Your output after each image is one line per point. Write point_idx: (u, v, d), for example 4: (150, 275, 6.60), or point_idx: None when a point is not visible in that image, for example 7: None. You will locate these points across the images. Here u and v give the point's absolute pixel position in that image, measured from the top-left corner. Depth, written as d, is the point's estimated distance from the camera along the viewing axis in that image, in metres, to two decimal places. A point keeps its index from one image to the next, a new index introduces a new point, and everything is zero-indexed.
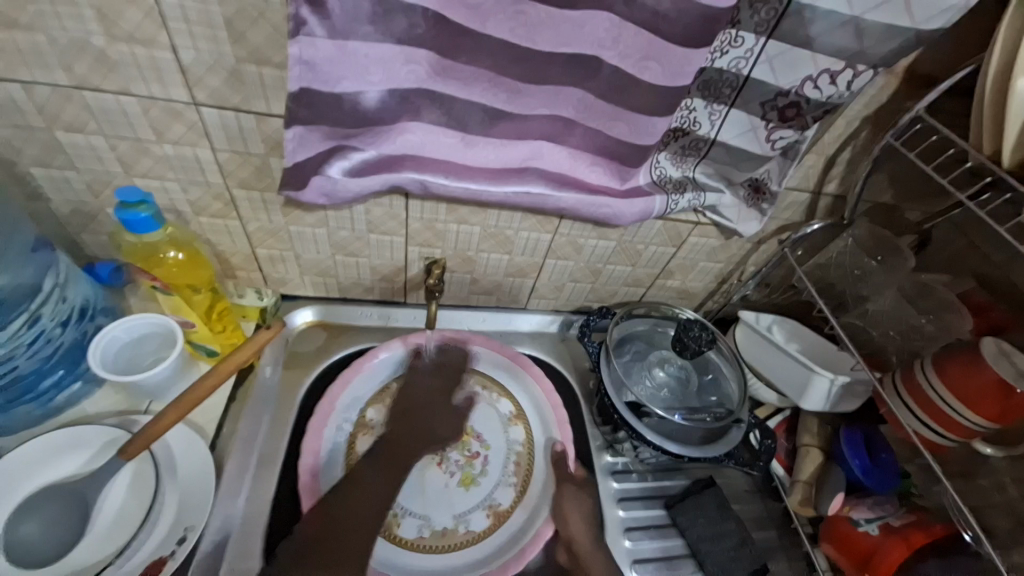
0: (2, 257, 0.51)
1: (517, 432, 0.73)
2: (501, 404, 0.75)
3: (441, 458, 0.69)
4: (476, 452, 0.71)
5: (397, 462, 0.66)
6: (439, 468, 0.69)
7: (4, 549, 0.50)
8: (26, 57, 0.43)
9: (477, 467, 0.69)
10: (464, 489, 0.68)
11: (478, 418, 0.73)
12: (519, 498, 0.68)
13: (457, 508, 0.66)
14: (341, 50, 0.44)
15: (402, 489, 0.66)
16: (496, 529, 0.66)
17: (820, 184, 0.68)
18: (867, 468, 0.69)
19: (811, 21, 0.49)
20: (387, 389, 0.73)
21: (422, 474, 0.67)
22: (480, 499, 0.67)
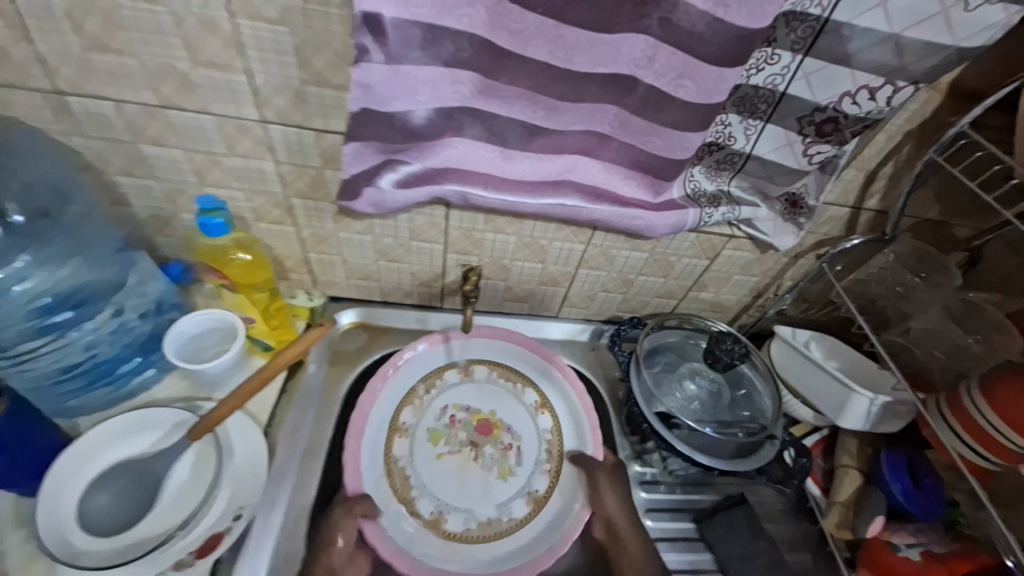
0: (95, 254, 0.58)
1: (546, 420, 0.75)
2: (528, 395, 0.77)
3: (475, 454, 0.71)
4: (508, 443, 0.72)
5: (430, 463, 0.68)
6: (476, 463, 0.70)
7: (79, 522, 0.55)
8: (123, 80, 0.49)
9: (511, 457, 0.72)
10: (503, 481, 0.70)
11: (506, 411, 0.75)
12: (553, 485, 0.71)
13: (500, 498, 0.69)
14: (394, 73, 0.47)
15: (444, 486, 0.68)
16: (536, 514, 0.69)
17: (860, 199, 0.67)
18: (910, 493, 0.67)
19: (850, 38, 0.50)
20: (414, 391, 0.74)
21: (461, 470, 0.69)
22: (520, 487, 0.70)
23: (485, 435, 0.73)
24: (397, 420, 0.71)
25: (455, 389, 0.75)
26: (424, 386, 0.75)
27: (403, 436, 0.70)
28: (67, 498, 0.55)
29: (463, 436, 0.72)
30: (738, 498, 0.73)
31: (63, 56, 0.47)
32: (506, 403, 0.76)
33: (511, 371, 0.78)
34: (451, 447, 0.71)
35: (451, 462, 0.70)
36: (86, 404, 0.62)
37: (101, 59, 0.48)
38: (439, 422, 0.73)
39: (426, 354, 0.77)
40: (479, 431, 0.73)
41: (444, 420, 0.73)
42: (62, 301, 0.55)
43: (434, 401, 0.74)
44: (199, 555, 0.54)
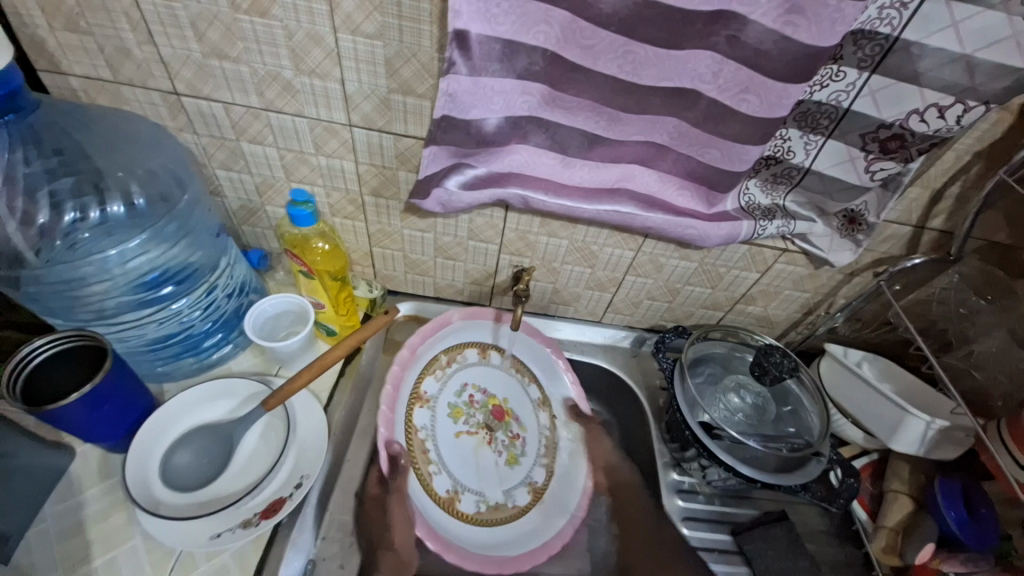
0: (197, 237, 0.65)
1: (545, 416, 0.79)
2: (531, 389, 0.80)
3: (490, 438, 0.75)
4: (516, 432, 0.77)
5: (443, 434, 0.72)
6: (489, 447, 0.74)
7: (165, 474, 0.61)
8: (233, 84, 0.56)
9: (518, 446, 0.76)
10: (510, 467, 0.74)
11: (516, 402, 0.79)
12: (552, 475, 0.76)
13: (506, 483, 0.73)
14: (474, 84, 0.51)
15: (460, 466, 0.72)
16: (535, 503, 0.73)
17: (923, 219, 0.66)
18: (964, 521, 0.64)
19: (919, 57, 0.50)
20: (437, 361, 0.75)
21: (476, 452, 0.73)
22: (523, 476, 0.74)
23: (499, 420, 0.76)
24: (420, 389, 0.72)
25: (471, 368, 0.78)
26: (449, 358, 0.76)
27: (425, 405, 0.72)
28: (154, 454, 0.61)
29: (480, 417, 0.76)
30: (780, 514, 0.75)
31: (187, 62, 0.54)
32: (516, 393, 0.79)
33: (518, 360, 0.81)
34: (467, 425, 0.74)
35: (468, 441, 0.74)
36: (174, 372, 0.68)
37: (216, 64, 0.54)
38: (458, 399, 0.75)
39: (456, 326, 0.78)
40: (493, 415, 0.76)
41: (464, 398, 0.76)
42: (168, 276, 0.62)
43: (456, 375, 0.76)
44: (265, 516, 0.59)
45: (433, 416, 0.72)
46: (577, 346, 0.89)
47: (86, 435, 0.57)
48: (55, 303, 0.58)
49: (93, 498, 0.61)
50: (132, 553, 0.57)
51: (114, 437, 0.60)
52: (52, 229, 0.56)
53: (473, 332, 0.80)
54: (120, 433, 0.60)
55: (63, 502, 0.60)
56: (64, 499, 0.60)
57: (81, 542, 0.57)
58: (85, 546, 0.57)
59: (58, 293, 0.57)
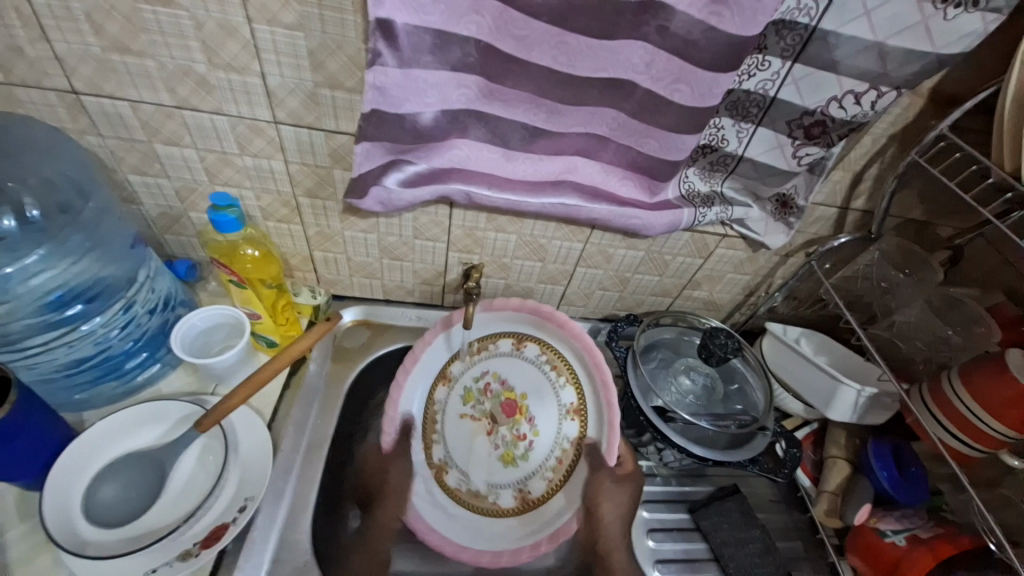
0: (108, 249, 0.59)
1: (570, 428, 0.74)
2: (565, 394, 0.75)
3: (492, 429, 0.73)
4: (524, 433, 0.73)
5: (452, 414, 0.74)
6: (489, 437, 0.73)
7: (87, 509, 0.55)
8: (138, 80, 0.51)
9: (521, 447, 0.73)
10: (503, 465, 0.72)
11: (537, 401, 0.75)
12: (550, 493, 0.71)
13: (494, 477, 0.72)
14: (406, 76, 0.49)
15: (456, 443, 0.73)
16: (517, 510, 0.71)
17: (847, 200, 0.70)
18: (895, 480, 0.69)
19: (836, 46, 0.53)
20: (470, 346, 0.76)
21: (474, 438, 0.73)
22: (514, 480, 0.72)
23: (509, 416, 0.74)
24: (448, 368, 0.76)
25: (502, 357, 0.76)
26: (484, 340, 0.77)
27: (447, 384, 0.75)
28: (75, 488, 0.56)
29: (489, 407, 0.74)
30: (733, 488, 0.77)
31: (83, 56, 0.49)
32: (542, 395, 0.75)
33: (561, 361, 0.76)
34: (475, 410, 0.74)
35: (469, 425, 0.74)
36: (94, 399, 0.63)
37: (118, 59, 0.49)
38: (475, 384, 0.75)
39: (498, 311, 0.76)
40: (503, 409, 0.74)
41: (481, 384, 0.75)
42: (75, 294, 0.57)
43: (483, 361, 0.76)
44: (205, 546, 0.55)
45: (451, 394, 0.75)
46: None
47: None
48: None
49: (12, 542, 0.54)
50: None
51: (31, 473, 0.54)
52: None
53: (515, 323, 0.77)
54: (35, 470, 0.54)
55: None
56: None
57: None
58: None
59: None
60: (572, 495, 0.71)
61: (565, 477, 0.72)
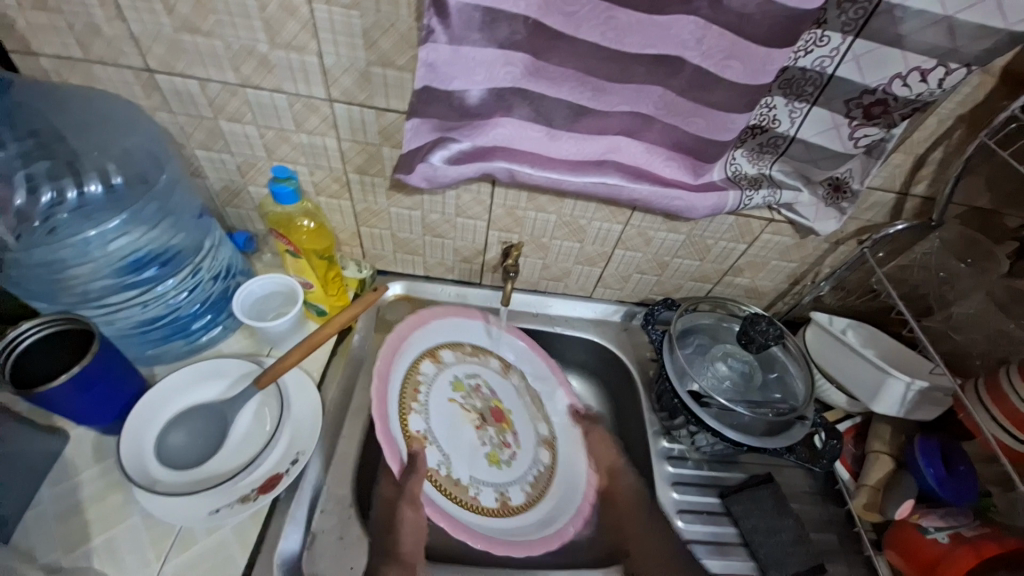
0: (180, 220, 0.64)
1: (546, 455, 0.78)
2: (542, 426, 0.80)
3: (480, 424, 0.75)
4: (509, 442, 0.76)
5: (439, 397, 0.74)
6: (476, 430, 0.74)
7: (157, 452, 0.61)
8: (206, 59, 0.54)
9: (506, 454, 0.75)
10: (489, 463, 0.73)
11: (519, 418, 0.79)
12: (527, 505, 0.72)
13: (478, 473, 0.71)
14: (455, 53, 0.50)
15: (440, 423, 0.71)
16: (498, 515, 0.69)
17: (906, 185, 0.66)
18: (942, 478, 0.67)
19: (903, 19, 0.50)
20: (461, 346, 0.81)
21: (461, 427, 0.73)
22: (497, 483, 0.72)
23: (496, 421, 0.77)
24: (438, 351, 0.78)
25: (490, 372, 0.81)
26: (476, 349, 0.82)
27: (435, 363, 0.76)
28: (147, 433, 0.61)
29: (479, 404, 0.76)
30: (766, 477, 0.76)
31: (158, 37, 0.53)
32: (523, 417, 0.80)
33: (532, 391, 0.83)
34: (465, 402, 0.76)
35: (457, 413, 0.74)
36: (164, 356, 0.68)
37: (189, 39, 0.52)
38: (467, 378, 0.78)
39: (495, 334, 0.84)
40: (491, 413, 0.77)
41: (472, 381, 0.78)
42: (151, 257, 0.62)
43: (472, 363, 0.80)
44: (262, 492, 0.60)
45: (438, 373, 0.75)
46: (568, 322, 0.90)
47: (80, 417, 0.57)
48: (40, 287, 0.58)
49: (88, 480, 0.61)
50: (132, 531, 0.58)
51: (107, 419, 0.60)
52: (28, 212, 0.55)
53: (505, 350, 0.84)
54: (111, 417, 0.60)
55: (58, 486, 0.60)
56: (59, 483, 0.60)
57: (79, 522, 0.58)
58: (84, 527, 0.58)
59: (41, 278, 0.57)
60: (562, 508, 0.73)
61: (539, 498, 0.73)
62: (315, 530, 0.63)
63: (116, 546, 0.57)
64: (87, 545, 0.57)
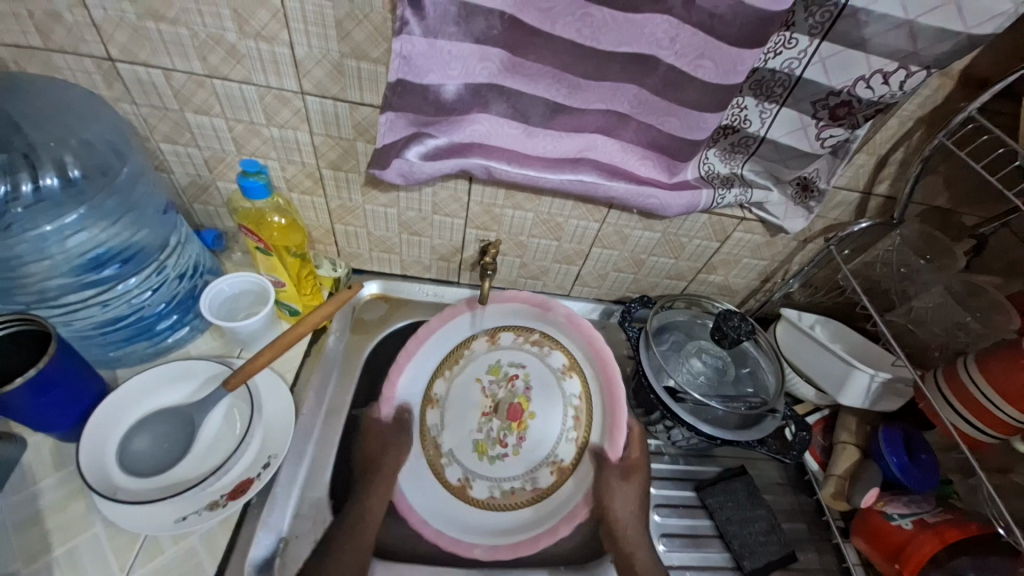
0: (143, 216, 0.61)
1: (547, 478, 0.71)
2: (565, 450, 0.72)
3: (490, 413, 0.73)
4: (508, 443, 0.72)
5: (470, 375, 0.75)
6: (483, 417, 0.73)
7: (120, 457, 0.59)
8: (171, 48, 0.52)
9: (497, 450, 0.71)
10: (475, 449, 0.71)
11: (541, 427, 0.72)
12: (484, 504, 0.69)
13: (459, 450, 0.71)
14: (431, 47, 0.50)
15: (456, 395, 0.74)
16: (455, 493, 0.70)
17: (870, 184, 0.69)
18: (905, 466, 0.69)
19: (866, 24, 0.52)
20: (529, 335, 0.77)
21: (473, 404, 0.73)
22: (471, 468, 0.71)
23: (509, 417, 0.72)
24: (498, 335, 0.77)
25: (546, 369, 0.75)
26: (541, 342, 0.76)
27: (489, 343, 0.76)
28: (110, 438, 0.59)
29: (502, 395, 0.73)
30: (740, 470, 0.78)
31: (120, 24, 0.50)
32: (550, 426, 0.73)
33: (586, 416, 0.73)
34: (491, 385, 0.74)
35: (478, 392, 0.74)
36: (126, 357, 0.65)
37: (153, 26, 0.50)
38: (509, 367, 0.75)
39: (564, 325, 0.76)
40: (511, 408, 0.72)
41: (511, 372, 0.75)
42: (113, 254, 0.59)
43: (527, 352, 0.76)
44: (231, 498, 0.58)
45: (486, 352, 0.76)
46: None
47: (33, 424, 0.54)
48: None
49: (48, 488, 0.58)
50: (94, 541, 0.55)
51: (65, 425, 0.57)
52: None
53: (577, 349, 0.76)
54: (71, 422, 0.57)
55: (15, 495, 0.57)
56: (16, 492, 0.57)
57: (38, 533, 0.55)
58: (43, 538, 0.55)
59: None
60: (510, 527, 0.68)
61: (505, 508, 0.69)
62: (287, 535, 0.63)
63: (78, 558, 0.54)
64: (44, 556, 0.54)
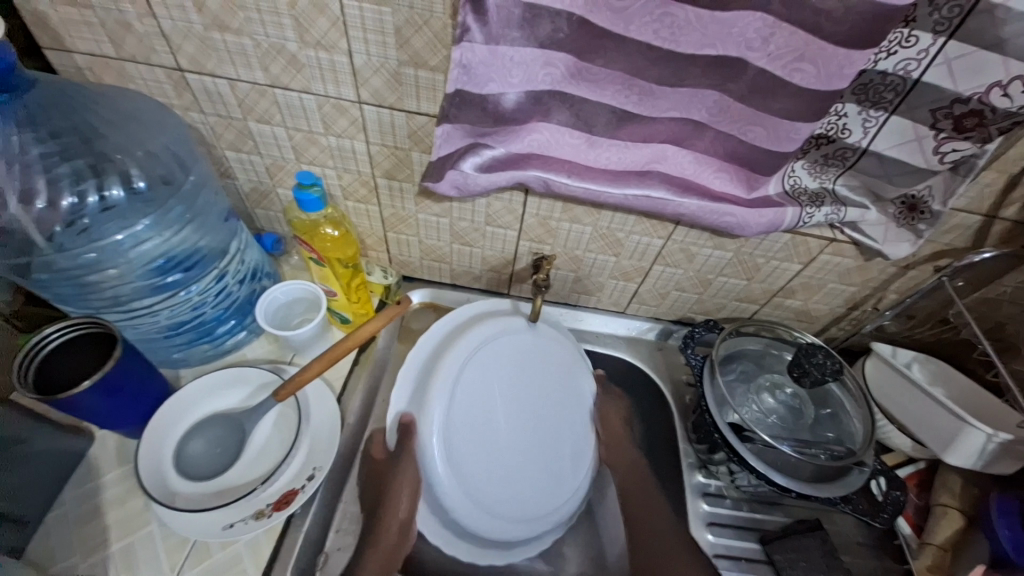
0: (206, 223, 0.63)
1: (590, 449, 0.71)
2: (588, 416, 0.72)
3: (500, 448, 0.65)
4: (555, 437, 0.68)
5: (463, 414, 0.64)
6: (497, 447, 0.65)
7: (176, 459, 0.60)
8: (234, 57, 0.52)
9: (546, 453, 0.67)
10: (514, 468, 0.65)
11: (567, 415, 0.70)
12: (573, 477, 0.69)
13: (494, 466, 0.64)
14: (492, 53, 0.46)
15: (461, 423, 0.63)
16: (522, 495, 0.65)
17: (996, 206, 0.58)
18: (1020, 543, 0.58)
19: (1009, 19, 0.43)
20: (500, 401, 0.66)
21: (485, 433, 0.64)
22: (541, 468, 0.67)
23: (528, 439, 0.67)
24: (467, 404, 0.64)
25: (535, 415, 0.68)
26: (512, 406, 0.67)
27: (460, 403, 0.64)
28: (169, 440, 0.61)
29: (509, 422, 0.66)
30: (815, 524, 0.70)
31: (188, 34, 0.51)
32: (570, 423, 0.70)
33: (576, 410, 0.71)
34: (495, 414, 0.66)
35: (479, 422, 0.64)
36: (189, 359, 0.69)
37: (218, 36, 0.51)
38: (500, 410, 0.66)
39: (523, 374, 0.69)
40: (528, 429, 0.67)
41: (504, 407, 0.66)
42: (176, 262, 0.60)
43: (516, 411, 0.67)
44: (277, 508, 0.58)
45: (465, 409, 0.64)
46: (599, 338, 0.85)
47: (97, 423, 0.56)
48: (63, 289, 0.56)
49: (110, 483, 0.60)
50: (150, 539, 0.57)
51: (129, 424, 0.59)
52: (47, 215, 0.53)
53: (543, 400, 0.69)
54: (136, 419, 0.59)
55: (79, 488, 0.59)
56: (83, 484, 0.60)
57: (97, 527, 0.57)
58: (101, 532, 0.57)
59: (65, 285, 0.56)
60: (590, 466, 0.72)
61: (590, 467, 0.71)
62: (329, 549, 0.62)
63: (133, 554, 0.56)
64: (105, 549, 0.56)
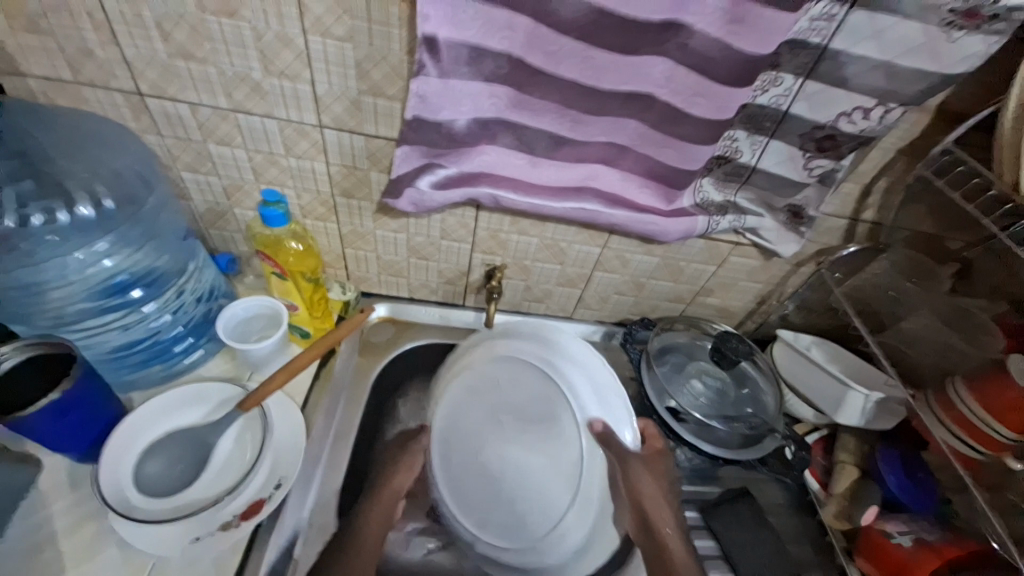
0: (164, 242, 0.65)
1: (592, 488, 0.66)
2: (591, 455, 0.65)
3: (494, 464, 0.69)
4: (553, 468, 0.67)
5: (459, 431, 0.71)
6: (489, 463, 0.69)
7: (134, 479, 0.59)
8: (198, 84, 0.56)
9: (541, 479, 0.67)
10: (508, 484, 0.68)
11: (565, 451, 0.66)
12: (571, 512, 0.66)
13: (486, 479, 0.69)
14: (445, 86, 0.54)
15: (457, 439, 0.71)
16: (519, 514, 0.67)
17: (857, 210, 0.72)
18: (904, 485, 0.72)
19: (846, 64, 0.56)
20: (500, 422, 0.70)
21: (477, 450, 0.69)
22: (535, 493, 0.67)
23: (524, 462, 0.68)
24: (458, 421, 0.71)
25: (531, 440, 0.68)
26: (510, 426, 0.69)
27: (455, 419, 0.71)
28: (127, 459, 0.60)
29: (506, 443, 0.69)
30: (742, 490, 0.80)
31: (152, 62, 0.54)
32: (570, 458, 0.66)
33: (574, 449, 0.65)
34: (493, 433, 0.69)
35: (474, 440, 0.70)
36: (140, 380, 0.68)
37: (183, 65, 0.54)
38: (498, 431, 0.69)
39: (522, 403, 0.69)
40: (524, 454, 0.68)
41: (502, 428, 0.69)
42: (135, 279, 0.63)
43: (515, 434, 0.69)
44: (244, 518, 0.59)
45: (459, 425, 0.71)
46: None
47: (47, 445, 0.55)
48: (13, 310, 0.58)
49: (58, 513, 0.58)
50: (106, 564, 0.56)
51: (81, 447, 0.58)
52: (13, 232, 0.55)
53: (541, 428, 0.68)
54: (86, 442, 0.58)
55: (25, 519, 0.57)
56: (27, 516, 0.57)
57: (47, 557, 0.55)
58: (51, 563, 0.55)
59: (16, 299, 0.57)
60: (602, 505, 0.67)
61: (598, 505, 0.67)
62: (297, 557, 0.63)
63: None
64: None
